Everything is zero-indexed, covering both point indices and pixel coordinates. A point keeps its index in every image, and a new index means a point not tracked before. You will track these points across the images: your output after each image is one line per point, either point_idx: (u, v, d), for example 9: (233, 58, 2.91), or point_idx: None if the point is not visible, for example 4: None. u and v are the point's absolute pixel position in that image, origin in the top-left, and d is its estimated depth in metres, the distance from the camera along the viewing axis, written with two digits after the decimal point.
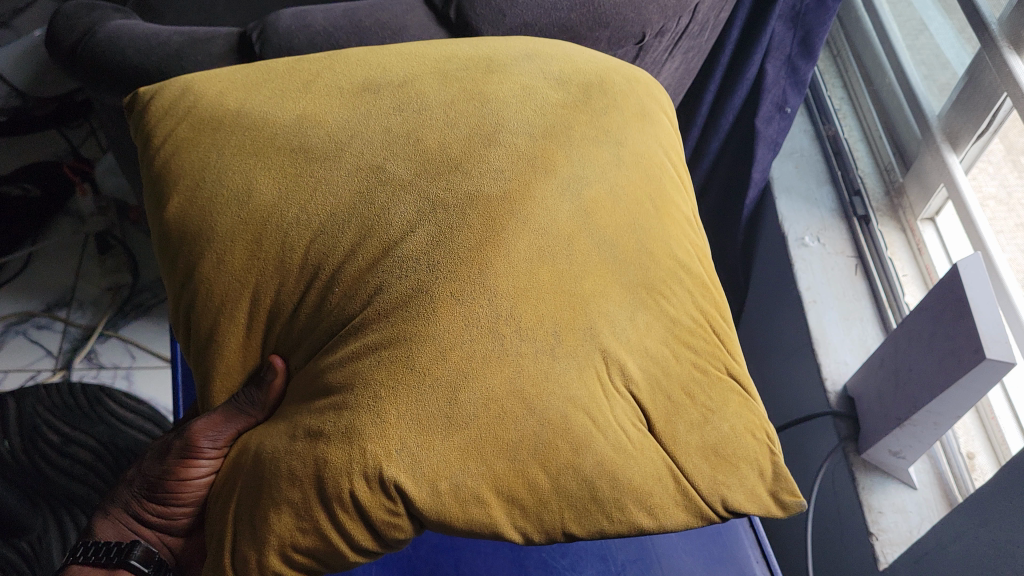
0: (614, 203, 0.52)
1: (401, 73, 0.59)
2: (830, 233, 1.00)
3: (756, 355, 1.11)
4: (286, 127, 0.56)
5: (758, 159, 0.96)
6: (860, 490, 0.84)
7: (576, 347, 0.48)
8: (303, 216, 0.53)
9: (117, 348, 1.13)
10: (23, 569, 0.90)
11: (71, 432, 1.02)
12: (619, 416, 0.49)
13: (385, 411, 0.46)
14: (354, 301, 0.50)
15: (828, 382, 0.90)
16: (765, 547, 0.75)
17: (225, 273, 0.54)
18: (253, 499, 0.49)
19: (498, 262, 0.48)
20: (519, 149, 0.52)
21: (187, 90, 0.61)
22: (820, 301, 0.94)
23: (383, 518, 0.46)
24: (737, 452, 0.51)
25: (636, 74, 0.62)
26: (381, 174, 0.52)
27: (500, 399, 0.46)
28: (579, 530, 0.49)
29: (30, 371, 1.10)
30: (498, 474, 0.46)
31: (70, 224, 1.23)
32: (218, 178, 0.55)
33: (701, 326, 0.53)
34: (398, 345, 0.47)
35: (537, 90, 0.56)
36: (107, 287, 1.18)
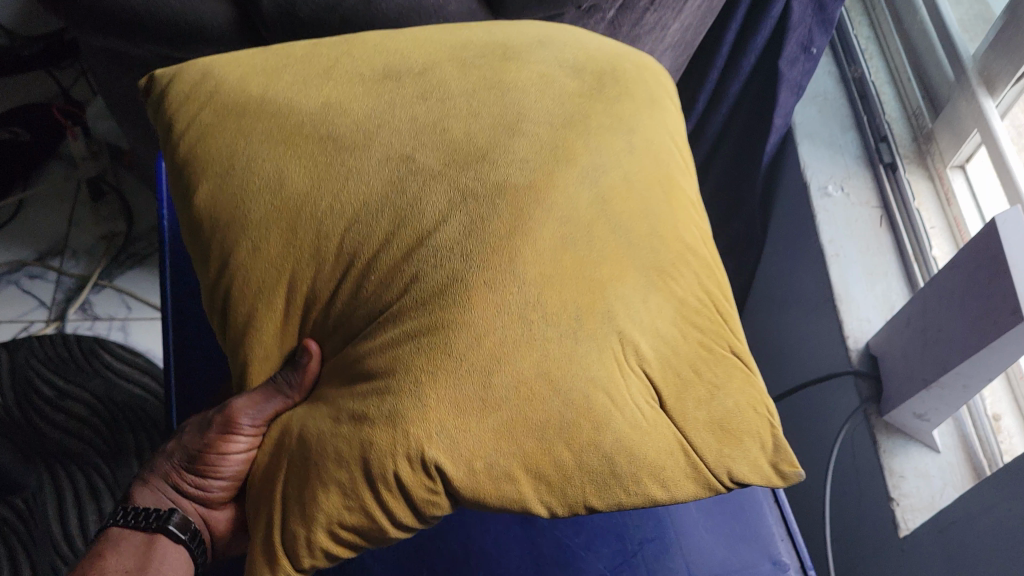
0: (630, 190, 0.49)
1: (420, 61, 0.54)
2: (854, 182, 0.95)
3: (772, 307, 1.07)
4: (311, 116, 0.50)
5: (779, 103, 0.91)
6: (882, 454, 0.81)
7: (595, 330, 0.44)
8: (336, 205, 0.48)
9: (112, 298, 1.09)
10: (17, 527, 0.89)
11: (65, 385, 0.99)
12: (634, 393, 0.45)
13: (426, 394, 0.42)
14: (390, 291, 0.46)
15: (850, 341, 0.86)
16: (790, 526, 0.73)
17: (259, 264, 0.48)
18: (300, 478, 0.45)
19: (527, 249, 0.44)
20: (540, 139, 0.48)
21: (207, 76, 0.54)
22: (843, 255, 0.90)
23: (423, 495, 0.43)
24: (740, 425, 0.48)
25: (644, 61, 0.58)
26: (411, 164, 0.48)
27: (529, 380, 0.42)
28: (599, 503, 0.45)
29: (23, 323, 1.05)
30: (528, 452, 0.43)
31: (60, 169, 1.16)
32: (247, 166, 0.50)
33: (707, 308, 0.49)
34: (435, 337, 0.43)
35: (554, 79, 0.52)
36: (101, 235, 1.12)
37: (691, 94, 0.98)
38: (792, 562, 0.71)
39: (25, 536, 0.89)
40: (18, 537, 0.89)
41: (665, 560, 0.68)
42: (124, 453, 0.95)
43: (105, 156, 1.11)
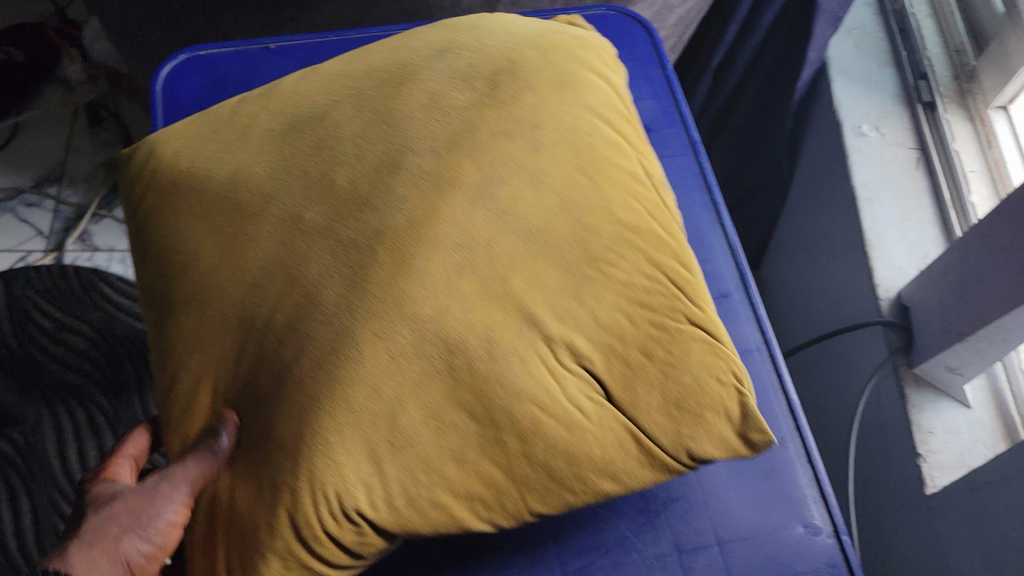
0: (536, 190, 0.45)
1: (323, 103, 0.50)
2: (891, 122, 0.88)
3: (794, 254, 1.01)
4: (221, 186, 0.47)
5: (813, 37, 0.84)
6: (909, 409, 0.74)
7: (513, 342, 0.41)
8: (236, 276, 0.44)
9: (112, 229, 1.05)
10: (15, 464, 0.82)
11: (64, 316, 0.93)
12: (571, 393, 0.42)
13: (332, 450, 0.39)
14: (286, 351, 0.41)
15: (881, 290, 0.79)
16: (824, 485, 0.54)
17: (183, 341, 0.46)
18: (237, 543, 0.41)
19: (413, 291, 0.41)
20: (422, 172, 0.44)
21: (152, 154, 0.52)
22: (877, 200, 0.84)
23: (352, 539, 0.40)
24: (700, 400, 0.44)
25: (554, 39, 0.54)
26: (301, 227, 0.44)
27: (441, 412, 0.40)
28: (545, 509, 0.43)
29: (20, 253, 1.01)
30: (452, 480, 0.40)
31: (58, 94, 1.13)
32: (174, 249, 0.47)
33: (657, 282, 0.46)
34: (313, 404, 0.40)
35: (444, 96, 0.48)
36: (101, 163, 1.09)
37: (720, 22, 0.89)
38: (825, 527, 0.53)
39: (25, 469, 0.81)
40: (18, 472, 0.81)
41: (693, 524, 0.51)
42: (124, 388, 0.89)
43: (103, 83, 1.09)
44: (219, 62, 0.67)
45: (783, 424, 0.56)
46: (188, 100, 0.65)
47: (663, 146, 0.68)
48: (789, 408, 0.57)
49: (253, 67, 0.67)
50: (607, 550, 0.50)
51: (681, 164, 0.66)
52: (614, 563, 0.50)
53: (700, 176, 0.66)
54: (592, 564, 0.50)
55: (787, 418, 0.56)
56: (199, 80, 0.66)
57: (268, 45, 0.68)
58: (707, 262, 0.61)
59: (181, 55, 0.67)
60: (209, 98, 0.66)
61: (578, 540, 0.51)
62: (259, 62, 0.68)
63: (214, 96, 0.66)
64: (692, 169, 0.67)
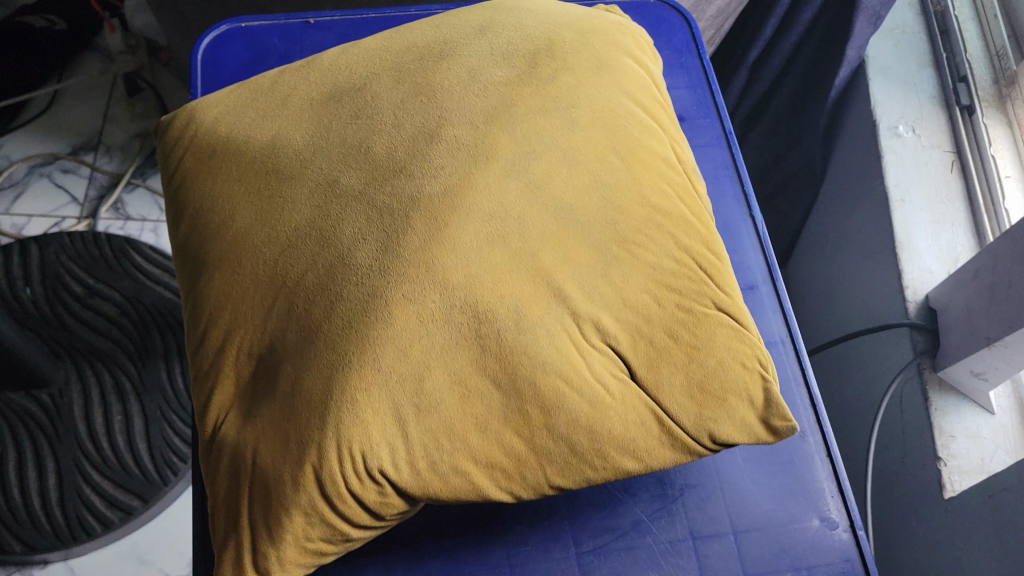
0: (570, 168, 0.46)
1: (363, 74, 0.51)
2: (927, 124, 0.87)
3: (820, 252, 1.01)
4: (260, 152, 0.47)
5: (853, 34, 0.83)
6: (932, 412, 0.74)
7: (541, 315, 0.42)
8: (271, 235, 0.44)
9: (145, 199, 1.06)
10: (45, 424, 0.85)
11: (96, 284, 0.94)
12: (596, 369, 0.43)
13: (360, 408, 0.39)
14: (316, 308, 0.41)
15: (908, 293, 0.79)
16: (842, 481, 0.53)
17: (209, 299, 0.45)
18: (261, 498, 0.40)
19: (444, 256, 0.41)
20: (458, 143, 0.45)
21: (190, 122, 0.52)
22: (908, 201, 0.83)
23: (374, 499, 0.41)
24: (724, 384, 0.44)
25: (594, 23, 0.54)
26: (337, 190, 0.44)
27: (467, 377, 0.40)
28: (564, 482, 0.43)
29: (55, 219, 1.03)
30: (475, 445, 0.41)
31: (96, 62, 1.15)
32: (209, 209, 0.47)
33: (684, 266, 0.47)
34: (339, 362, 0.39)
35: (483, 72, 0.49)
36: (137, 133, 1.10)
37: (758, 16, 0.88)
38: (841, 520, 0.52)
39: (51, 431, 0.84)
40: (45, 434, 0.84)
41: (708, 512, 0.52)
42: (152, 355, 0.90)
43: (143, 52, 1.11)
44: (259, 34, 0.68)
45: (804, 417, 0.55)
46: (227, 69, 0.66)
47: (696, 134, 0.67)
48: (812, 402, 0.56)
49: (293, 42, 0.68)
50: (622, 533, 0.51)
51: (713, 156, 0.66)
52: (629, 546, 0.50)
53: (732, 168, 0.65)
54: (606, 546, 0.51)
55: (809, 411, 0.56)
56: (239, 52, 0.67)
57: (308, 19, 0.68)
58: (735, 254, 0.61)
59: (222, 25, 0.67)
60: (249, 70, 0.66)
61: (594, 521, 0.51)
62: (299, 37, 0.68)
63: (253, 68, 0.66)
64: (725, 160, 0.66)
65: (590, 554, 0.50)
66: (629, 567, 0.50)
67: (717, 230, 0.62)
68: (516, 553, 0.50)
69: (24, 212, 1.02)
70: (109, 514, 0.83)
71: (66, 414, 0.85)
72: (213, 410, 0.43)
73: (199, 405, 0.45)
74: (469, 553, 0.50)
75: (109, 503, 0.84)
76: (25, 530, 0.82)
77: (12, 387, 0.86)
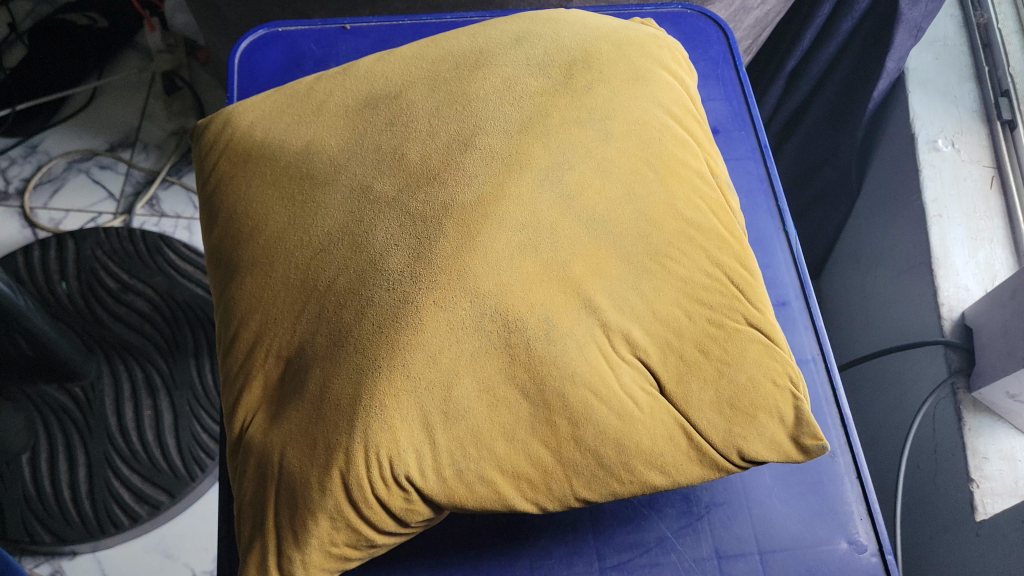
0: (604, 180, 0.45)
1: (398, 81, 0.51)
2: (967, 138, 0.86)
3: (854, 266, 1.00)
4: (296, 156, 0.48)
5: (893, 46, 0.82)
6: (966, 432, 0.72)
7: (571, 326, 0.42)
8: (304, 239, 0.44)
9: (180, 196, 1.07)
10: (76, 415, 0.87)
11: (130, 280, 0.95)
12: (626, 383, 0.43)
13: (387, 415, 0.39)
14: (346, 313, 0.41)
15: (944, 309, 0.78)
16: (872, 502, 0.52)
17: (240, 301, 0.45)
18: (285, 502, 0.40)
19: (476, 264, 0.41)
20: (492, 152, 0.45)
21: (226, 125, 0.52)
22: (946, 216, 0.82)
23: (399, 506, 0.41)
24: (754, 401, 0.44)
25: (630, 34, 0.54)
26: (370, 195, 0.44)
27: (494, 387, 0.40)
28: (591, 496, 0.43)
29: (92, 214, 1.04)
30: (501, 455, 0.41)
31: (135, 60, 1.16)
32: (244, 212, 0.47)
33: (717, 281, 0.46)
34: (369, 367, 0.39)
35: (518, 82, 0.49)
36: (173, 130, 1.11)
37: (797, 28, 0.87)
38: (870, 544, 0.51)
39: (82, 423, 0.86)
40: (76, 425, 0.86)
41: (735, 530, 0.51)
42: (183, 351, 0.91)
43: (180, 51, 1.13)
44: (297, 39, 0.68)
45: (835, 438, 0.55)
46: (264, 73, 0.66)
47: (730, 147, 0.66)
48: (843, 423, 0.55)
49: (329, 47, 0.68)
50: (646, 549, 0.50)
51: (747, 168, 0.65)
52: (653, 563, 0.50)
53: (767, 181, 0.64)
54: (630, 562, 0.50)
55: (840, 432, 0.55)
56: (276, 55, 0.67)
57: (344, 25, 0.68)
58: (767, 268, 0.60)
59: (260, 30, 0.68)
60: (286, 74, 0.67)
61: (619, 536, 0.51)
62: (335, 42, 0.68)
63: (290, 72, 0.67)
64: (759, 173, 0.65)
65: (614, 570, 0.50)
66: None
67: (750, 243, 0.61)
68: (540, 565, 0.50)
69: (61, 207, 1.04)
70: (136, 508, 0.84)
71: (96, 406, 0.87)
72: (240, 412, 0.43)
73: (228, 406, 0.45)
74: (493, 563, 0.50)
75: (137, 497, 0.84)
76: (54, 520, 0.82)
77: (45, 378, 0.88)
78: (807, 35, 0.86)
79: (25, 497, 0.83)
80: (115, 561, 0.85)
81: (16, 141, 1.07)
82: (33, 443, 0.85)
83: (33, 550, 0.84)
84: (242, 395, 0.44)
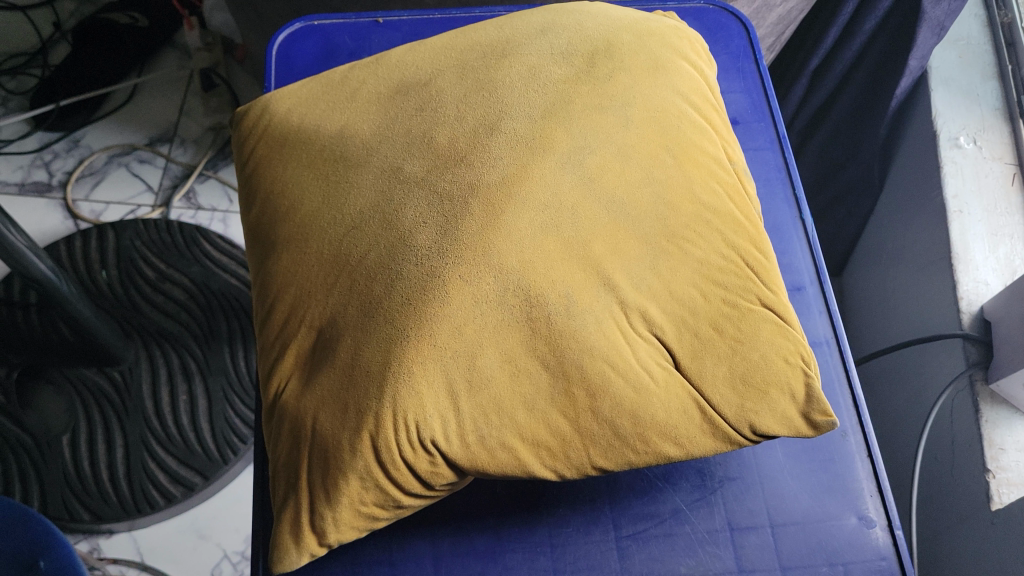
0: (624, 164, 0.47)
1: (428, 70, 0.53)
2: (989, 135, 0.87)
3: (876, 261, 1.01)
4: (330, 140, 0.50)
5: (917, 44, 0.83)
6: (983, 424, 0.73)
7: (591, 302, 0.44)
8: (338, 217, 0.46)
9: (216, 190, 1.10)
10: (114, 399, 0.90)
11: (167, 269, 0.97)
12: (642, 358, 0.45)
13: (415, 382, 0.41)
14: (377, 285, 0.43)
15: (963, 303, 0.79)
16: (882, 480, 0.54)
17: (277, 275, 0.48)
18: (317, 463, 0.43)
19: (500, 241, 0.43)
20: (517, 136, 0.47)
21: (266, 110, 0.55)
22: (966, 212, 0.83)
23: (424, 469, 0.43)
24: (766, 377, 0.46)
25: (651, 26, 0.56)
26: (400, 176, 0.46)
27: (516, 358, 0.43)
28: (607, 465, 0.45)
29: (131, 206, 1.07)
30: (522, 423, 0.43)
31: (175, 58, 1.19)
32: (282, 192, 0.50)
33: (732, 263, 0.48)
34: (398, 335, 0.42)
35: (541, 70, 0.51)
36: (209, 126, 1.14)
37: (820, 26, 0.88)
38: (879, 520, 0.53)
39: (120, 407, 0.89)
40: (114, 408, 0.89)
41: (747, 504, 0.53)
42: (217, 338, 0.94)
43: (218, 50, 1.16)
44: (332, 31, 0.71)
45: (846, 418, 0.56)
46: (300, 63, 0.69)
47: (749, 138, 0.68)
48: (855, 404, 0.57)
49: (363, 39, 0.70)
50: (661, 521, 0.52)
51: (766, 158, 0.66)
52: (667, 533, 0.52)
53: (784, 170, 0.66)
54: (646, 533, 0.52)
55: (852, 412, 0.56)
56: (312, 47, 0.70)
57: (377, 19, 0.71)
58: (783, 254, 0.62)
59: (297, 22, 0.70)
60: (320, 64, 0.69)
61: (635, 507, 0.53)
62: (368, 35, 0.71)
63: (324, 62, 0.69)
64: (777, 163, 0.67)
65: (629, 539, 0.52)
66: (667, 553, 0.51)
67: (766, 232, 0.63)
68: (558, 534, 0.52)
69: (102, 199, 1.07)
70: (171, 489, 0.87)
71: (133, 391, 0.90)
72: (276, 379, 0.46)
73: (264, 374, 0.47)
74: (513, 530, 0.52)
75: (172, 479, 0.87)
76: (94, 500, 0.86)
77: (85, 362, 0.91)
78: (831, 33, 0.86)
79: (66, 477, 0.86)
80: (150, 540, 0.88)
81: (58, 136, 1.11)
82: (73, 425, 0.88)
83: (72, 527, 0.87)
84: (278, 363, 0.46)
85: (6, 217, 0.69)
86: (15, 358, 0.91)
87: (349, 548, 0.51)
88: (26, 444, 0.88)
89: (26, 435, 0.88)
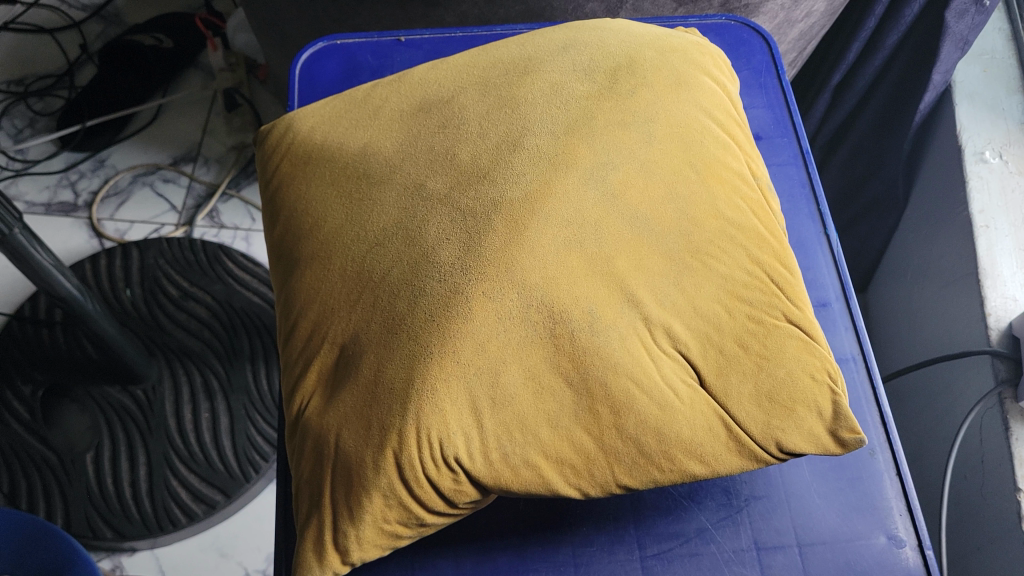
0: (647, 180, 0.47)
1: (451, 88, 0.53)
2: (1015, 150, 0.86)
3: (901, 276, 1.00)
4: (354, 157, 0.50)
5: (940, 58, 0.82)
6: (1013, 441, 0.72)
7: (615, 318, 0.43)
8: (362, 233, 0.46)
9: (239, 209, 1.11)
10: (137, 417, 0.90)
11: (190, 288, 0.98)
12: (666, 374, 0.44)
13: (438, 399, 0.41)
14: (400, 301, 0.43)
15: (991, 320, 0.78)
16: (912, 499, 0.53)
17: (300, 291, 0.48)
18: (340, 479, 0.43)
19: (523, 258, 0.43)
20: (540, 152, 0.47)
21: (289, 128, 0.55)
22: (993, 227, 0.82)
23: (448, 486, 0.43)
24: (793, 395, 0.45)
25: (673, 41, 0.56)
26: (422, 193, 0.46)
27: (540, 375, 0.42)
28: (632, 483, 0.44)
29: (155, 225, 1.08)
30: (546, 441, 0.42)
31: (198, 78, 1.20)
32: (306, 209, 0.50)
33: (757, 279, 0.47)
34: (421, 351, 0.42)
35: (563, 87, 0.51)
36: (233, 145, 1.15)
37: (843, 42, 0.87)
38: (909, 539, 0.52)
39: (143, 424, 0.89)
40: (137, 426, 0.89)
41: (774, 523, 0.52)
42: (239, 356, 0.94)
43: (241, 70, 1.17)
44: (354, 51, 0.71)
45: (874, 435, 0.55)
46: (323, 82, 0.70)
47: (773, 153, 0.67)
48: (883, 422, 0.56)
49: (385, 58, 0.71)
50: (687, 540, 0.52)
51: (789, 173, 0.66)
52: (693, 553, 0.51)
53: (807, 186, 0.66)
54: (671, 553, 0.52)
55: (880, 430, 0.56)
56: (335, 66, 0.70)
57: (399, 37, 0.71)
58: (808, 270, 0.61)
59: (319, 42, 0.71)
60: (342, 83, 0.70)
61: (660, 526, 0.52)
62: (390, 53, 0.71)
63: (347, 81, 0.70)
64: (801, 179, 0.66)
65: (654, 558, 0.51)
66: (692, 572, 0.51)
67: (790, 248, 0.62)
68: (583, 552, 0.52)
69: (127, 218, 1.08)
70: (193, 507, 0.87)
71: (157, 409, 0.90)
72: (298, 396, 0.46)
73: (288, 391, 0.47)
74: (537, 548, 0.52)
75: (195, 496, 0.87)
76: (116, 517, 0.86)
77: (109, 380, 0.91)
78: (854, 48, 0.86)
79: (89, 494, 0.86)
80: (172, 558, 0.88)
81: (84, 156, 1.12)
82: (97, 443, 0.89)
83: (95, 545, 0.87)
84: (301, 380, 0.46)
85: (32, 236, 0.70)
86: (41, 376, 0.92)
87: (372, 566, 0.51)
88: (50, 461, 0.88)
89: (50, 452, 0.88)
